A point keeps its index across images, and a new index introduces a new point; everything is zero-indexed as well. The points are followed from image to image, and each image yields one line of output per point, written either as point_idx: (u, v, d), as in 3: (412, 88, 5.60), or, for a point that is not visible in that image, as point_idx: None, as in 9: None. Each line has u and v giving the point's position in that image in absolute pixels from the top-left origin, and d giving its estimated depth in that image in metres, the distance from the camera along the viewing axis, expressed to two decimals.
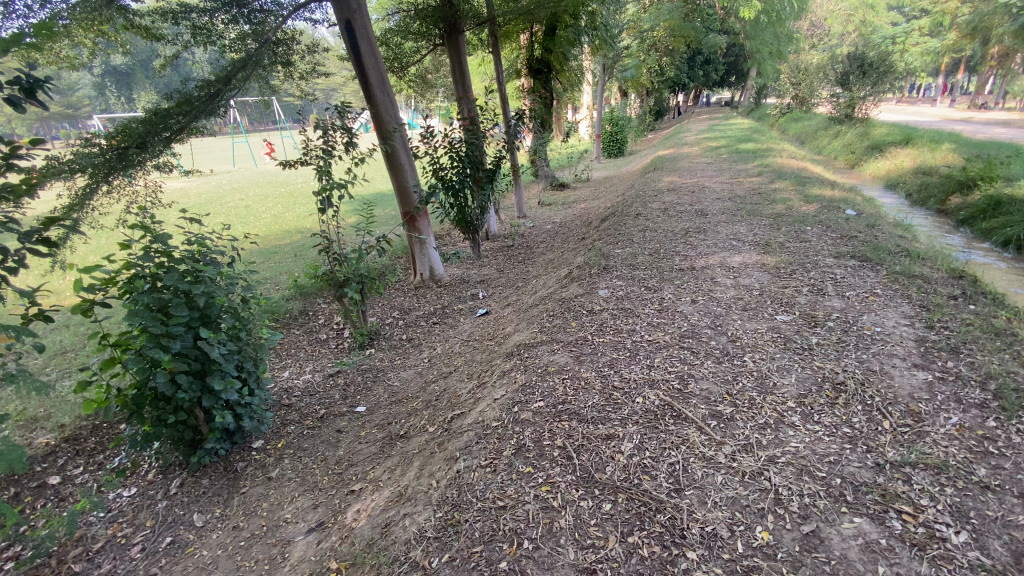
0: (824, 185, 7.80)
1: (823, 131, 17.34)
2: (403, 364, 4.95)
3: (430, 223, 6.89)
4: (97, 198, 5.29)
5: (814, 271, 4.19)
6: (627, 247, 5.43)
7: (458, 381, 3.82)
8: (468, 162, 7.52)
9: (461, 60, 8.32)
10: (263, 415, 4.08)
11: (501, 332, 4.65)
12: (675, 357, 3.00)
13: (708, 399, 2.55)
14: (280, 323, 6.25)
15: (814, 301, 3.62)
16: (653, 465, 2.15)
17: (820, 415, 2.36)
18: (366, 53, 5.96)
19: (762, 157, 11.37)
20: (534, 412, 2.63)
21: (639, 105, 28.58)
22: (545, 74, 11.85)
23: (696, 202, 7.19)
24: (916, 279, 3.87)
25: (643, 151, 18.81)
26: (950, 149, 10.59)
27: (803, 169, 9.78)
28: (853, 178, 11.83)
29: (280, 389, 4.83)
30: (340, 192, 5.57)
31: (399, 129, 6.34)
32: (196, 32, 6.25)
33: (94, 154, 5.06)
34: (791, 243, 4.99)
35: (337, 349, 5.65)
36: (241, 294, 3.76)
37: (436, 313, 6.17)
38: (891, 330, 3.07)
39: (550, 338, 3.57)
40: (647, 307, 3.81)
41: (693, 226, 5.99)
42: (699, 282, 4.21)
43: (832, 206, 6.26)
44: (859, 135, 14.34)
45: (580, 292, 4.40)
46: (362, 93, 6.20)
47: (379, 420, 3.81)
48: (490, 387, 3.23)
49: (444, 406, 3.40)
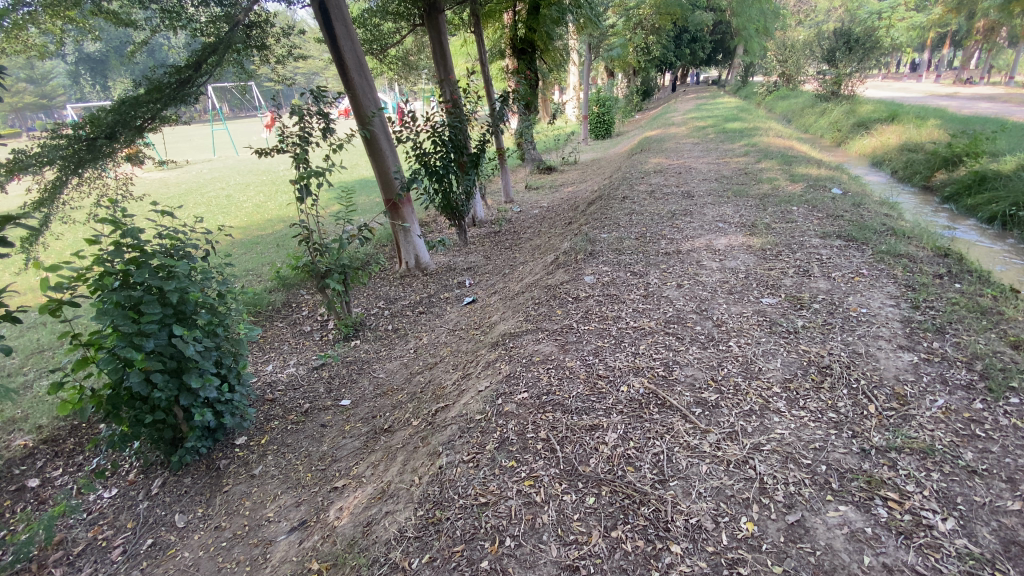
0: (810, 164, 7.76)
1: (810, 109, 17.27)
2: (388, 356, 4.87)
3: (414, 210, 6.77)
4: (68, 191, 5.11)
5: (800, 252, 4.16)
6: (613, 231, 5.37)
7: (443, 372, 3.77)
8: (451, 147, 7.37)
9: (442, 41, 8.10)
10: (245, 411, 4.01)
11: (487, 321, 4.59)
12: (660, 344, 2.96)
13: (693, 386, 2.52)
14: (263, 316, 6.13)
15: (800, 283, 3.59)
16: (637, 456, 2.11)
17: (806, 400, 2.34)
18: (341, 34, 5.76)
19: (749, 136, 11.30)
20: (517, 404, 2.58)
21: (626, 85, 28.27)
22: (530, 54, 11.62)
23: (683, 184, 7.12)
24: (901, 258, 3.85)
25: (630, 133, 18.65)
26: (935, 125, 10.59)
27: (789, 148, 9.73)
28: (839, 156, 11.83)
29: (263, 384, 4.74)
30: (319, 181, 5.42)
31: (377, 113, 6.16)
32: (167, 16, 6.02)
33: (61, 146, 4.87)
34: (777, 224, 4.96)
35: (322, 341, 5.56)
36: (217, 289, 3.66)
37: (423, 302, 6.08)
38: (877, 312, 3.05)
39: (535, 327, 3.51)
40: (633, 292, 3.76)
41: (679, 208, 5.93)
42: (684, 266, 4.17)
43: (819, 186, 6.23)
44: (845, 112, 14.31)
45: (565, 279, 4.34)
46: (339, 76, 6.00)
47: (364, 414, 3.75)
48: (474, 377, 3.18)
49: (428, 398, 3.34)
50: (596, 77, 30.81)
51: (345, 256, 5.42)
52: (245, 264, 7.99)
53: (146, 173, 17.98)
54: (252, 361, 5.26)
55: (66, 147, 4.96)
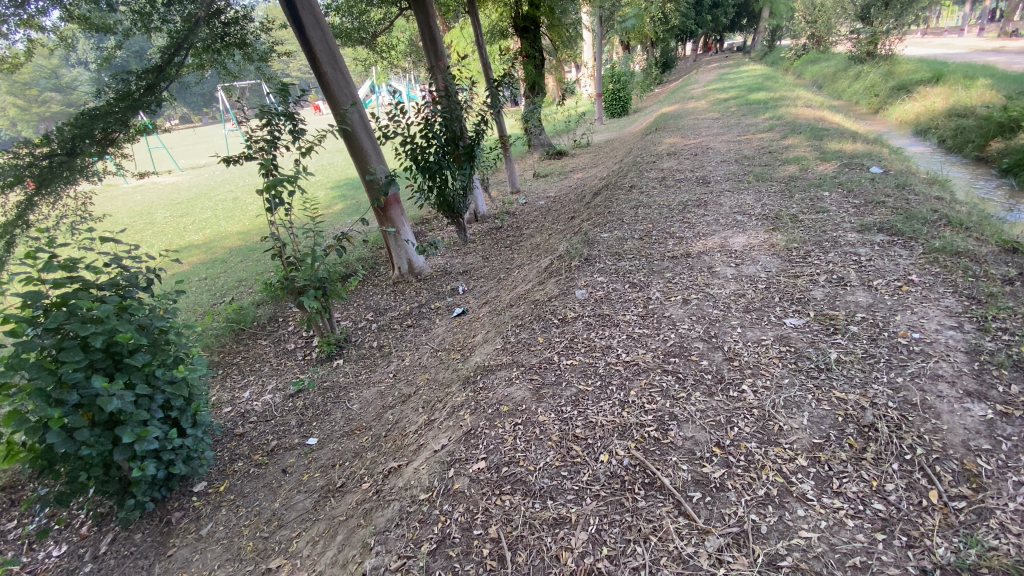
0: (844, 138, 6.89)
1: (843, 73, 15.95)
2: (367, 381, 4.42)
3: (405, 212, 6.22)
4: (35, 214, 4.75)
5: (833, 252, 3.49)
6: (615, 230, 4.75)
7: (411, 411, 3.27)
8: (444, 139, 6.81)
9: (432, 25, 7.48)
10: (203, 454, 3.65)
11: (469, 341, 4.06)
12: (655, 388, 2.38)
13: (691, 455, 1.96)
14: (246, 334, 5.80)
15: (833, 296, 2.94)
16: (609, 572, 1.59)
17: (842, 481, 1.75)
18: (309, 25, 5.23)
19: (774, 108, 10.35)
20: (470, 480, 2.06)
21: (643, 58, 26.96)
22: (533, 32, 10.93)
23: (698, 168, 6.38)
24: (961, 257, 3.13)
25: (647, 109, 17.61)
26: (986, 84, 9.46)
27: (819, 118, 8.79)
28: (878, 125, 10.78)
29: (235, 417, 4.39)
30: (291, 189, 4.96)
31: (354, 107, 5.62)
32: (136, 18, 5.56)
33: (20, 163, 4.50)
34: (806, 215, 4.25)
35: (303, 361, 5.16)
36: (157, 324, 3.27)
37: (412, 314, 5.60)
38: (934, 338, 2.40)
39: (511, 360, 2.96)
40: (628, 312, 3.18)
41: (692, 198, 5.25)
42: (693, 274, 3.54)
43: (854, 164, 5.45)
44: (883, 75, 13.09)
45: (553, 293, 3.78)
46: (312, 72, 5.49)
47: (324, 460, 3.31)
48: (435, 428, 2.68)
49: (388, 450, 2.87)
50: (611, 52, 29.49)
51: (322, 269, 4.96)
52: (239, 276, 7.70)
53: (159, 177, 17.95)
54: (229, 388, 4.92)
55: (26, 166, 4.56)
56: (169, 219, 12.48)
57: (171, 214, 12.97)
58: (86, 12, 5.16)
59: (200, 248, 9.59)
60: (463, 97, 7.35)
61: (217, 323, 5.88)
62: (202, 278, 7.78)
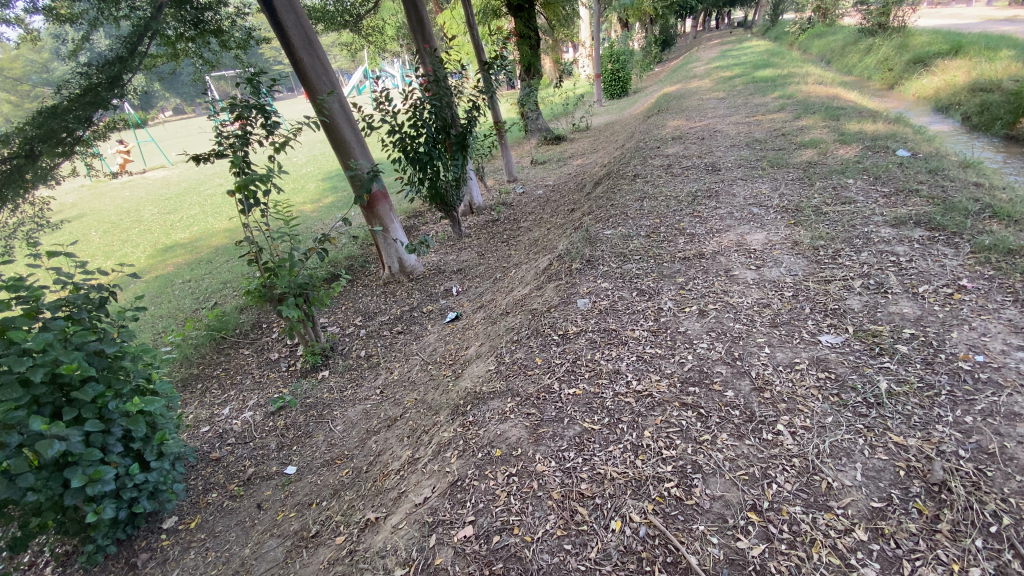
0: (863, 118, 6.42)
1: (852, 47, 15.34)
2: (353, 397, 4.08)
3: (394, 208, 5.79)
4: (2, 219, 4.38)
5: (866, 251, 3.10)
6: (619, 226, 4.36)
7: (396, 441, 2.92)
8: (435, 128, 6.37)
9: (419, 5, 6.96)
10: (171, 487, 3.29)
11: (461, 355, 3.70)
12: (673, 429, 2.02)
13: (723, 523, 1.61)
14: (227, 344, 5.45)
15: (873, 306, 2.56)
16: None
17: (915, 566, 1.41)
18: (281, 6, 4.76)
19: (784, 85, 9.85)
20: (455, 554, 1.72)
21: (644, 36, 26.20)
22: (527, 11, 10.36)
23: (706, 154, 5.94)
24: (1016, 257, 2.75)
25: (649, 89, 17.03)
26: (1009, 56, 8.99)
27: (834, 96, 8.29)
28: (893, 101, 10.31)
29: (212, 439, 4.06)
30: (267, 187, 4.56)
31: (333, 95, 5.17)
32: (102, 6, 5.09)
33: None
34: (831, 206, 3.85)
35: (287, 373, 4.82)
36: (111, 350, 2.90)
37: (403, 318, 5.24)
38: (1002, 363, 2.03)
39: (505, 387, 2.59)
40: (637, 327, 2.81)
41: (703, 188, 4.84)
42: (709, 279, 3.16)
43: (878, 146, 5.03)
44: (896, 48, 12.53)
45: (553, 302, 3.40)
46: (286, 58, 5.04)
47: (303, 497, 2.98)
48: (418, 471, 2.33)
49: (367, 492, 2.52)
50: (609, 30, 28.65)
51: (304, 275, 4.58)
52: (222, 278, 7.32)
53: (149, 173, 17.53)
54: (207, 405, 4.58)
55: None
56: (156, 216, 12.07)
57: (158, 211, 12.56)
58: (49, 2, 4.71)
59: (184, 249, 9.20)
60: (453, 81, 6.88)
61: (197, 332, 5.53)
62: (186, 281, 7.42)
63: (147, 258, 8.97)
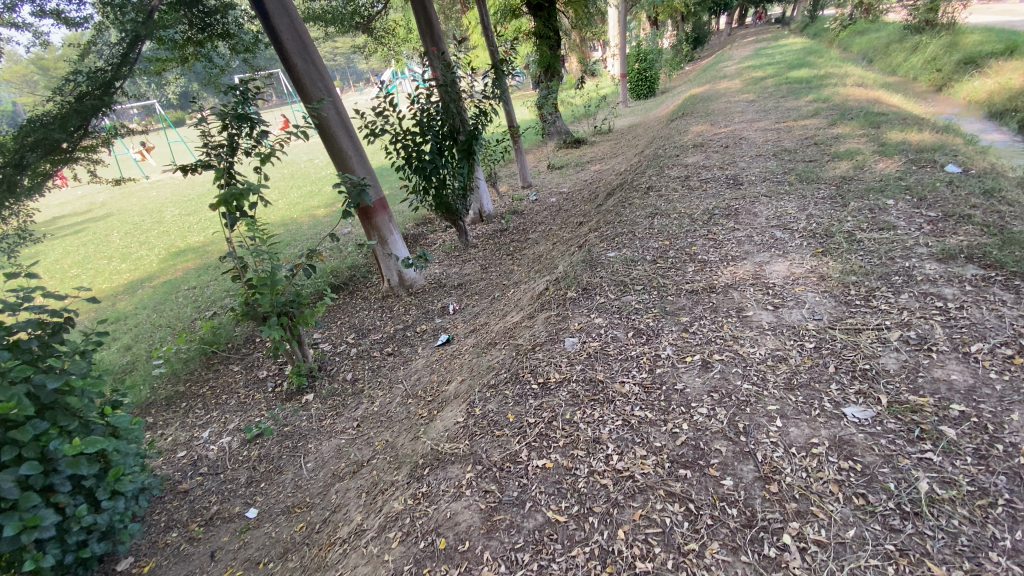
0: (907, 125, 5.81)
1: (897, 44, 14.40)
2: (331, 428, 3.81)
3: (393, 219, 5.51)
4: None
5: (907, 293, 2.63)
6: (626, 248, 3.95)
7: (356, 497, 2.60)
8: (441, 134, 6.05)
9: (428, 5, 6.62)
10: (125, 527, 2.93)
11: (442, 391, 3.38)
12: (653, 530, 1.64)
13: None
14: (217, 359, 5.25)
15: (913, 368, 2.11)
16: None
17: None
18: (274, 11, 4.55)
19: (819, 87, 9.19)
20: None
21: (674, 34, 25.42)
22: (547, 9, 9.86)
23: (729, 164, 5.46)
24: None
25: (677, 89, 16.39)
26: None
27: (875, 100, 7.65)
28: (941, 105, 9.57)
29: (185, 467, 3.83)
30: (253, 200, 4.32)
31: (328, 101, 4.92)
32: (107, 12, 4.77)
33: None
34: (865, 233, 3.37)
35: (272, 393, 4.57)
36: (54, 384, 2.49)
37: (395, 338, 4.95)
38: None
39: (470, 450, 2.25)
40: (628, 378, 2.43)
41: (720, 205, 4.39)
42: (717, 320, 2.74)
43: (923, 160, 4.47)
44: (946, 46, 11.70)
45: (539, 339, 3.04)
46: (280, 64, 4.81)
47: (255, 552, 2.70)
48: (360, 551, 2.01)
49: (311, 566, 2.21)
50: (639, 29, 27.94)
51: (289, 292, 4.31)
52: (225, 286, 7.18)
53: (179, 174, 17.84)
54: (187, 427, 4.37)
55: None
56: (176, 218, 12.18)
57: (180, 213, 12.68)
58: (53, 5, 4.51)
59: (194, 254, 9.16)
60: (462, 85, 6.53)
61: (189, 345, 5.36)
62: (190, 289, 7.32)
63: (159, 262, 8.97)
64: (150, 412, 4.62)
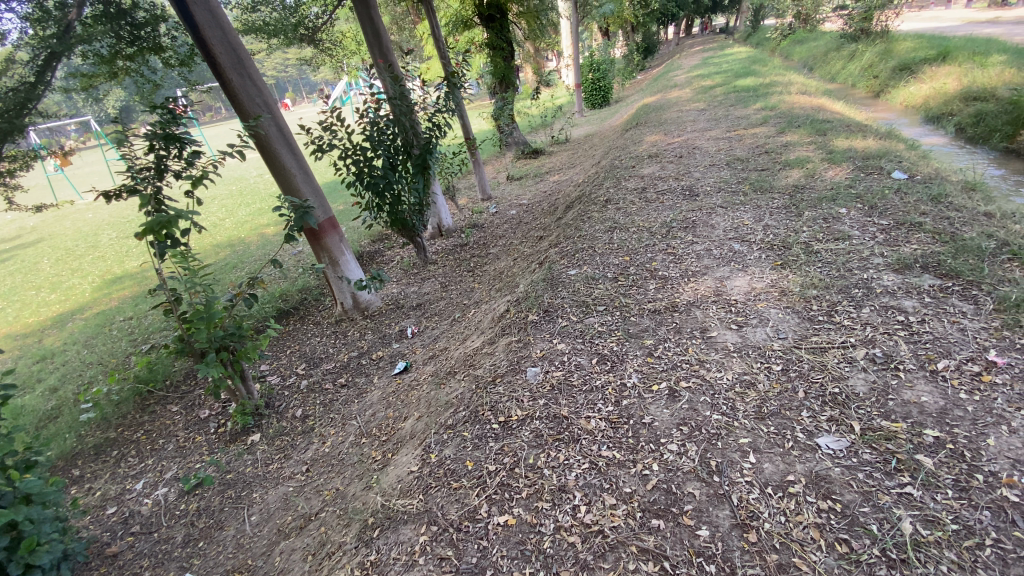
0: (852, 132, 5.98)
1: (835, 53, 15.10)
2: (279, 472, 3.50)
3: (344, 239, 5.22)
4: None
5: (868, 306, 2.60)
6: (586, 265, 3.82)
7: (302, 559, 2.33)
8: (392, 149, 5.82)
9: (375, 16, 6.37)
10: None
11: (399, 428, 3.15)
12: None
13: None
14: (153, 400, 4.82)
15: (882, 390, 2.04)
16: None
17: None
18: (205, 23, 4.23)
19: (766, 95, 9.45)
20: None
21: (625, 45, 25.97)
22: (499, 21, 9.79)
23: (684, 174, 5.46)
24: None
25: (631, 97, 16.67)
26: (1001, 63, 8.94)
27: (819, 107, 7.90)
28: (880, 110, 10.03)
29: (114, 527, 3.42)
30: (185, 227, 3.95)
31: (268, 119, 4.63)
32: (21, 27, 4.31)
33: None
34: (822, 243, 3.36)
35: (214, 435, 4.19)
36: None
37: (349, 367, 4.67)
38: None
39: (426, 505, 2.04)
40: (594, 412, 2.27)
41: (678, 217, 4.34)
42: (682, 342, 2.64)
43: (870, 167, 4.57)
44: (880, 54, 12.32)
45: (500, 369, 2.86)
46: (214, 80, 4.49)
47: None
48: None
49: None
50: (591, 39, 28.40)
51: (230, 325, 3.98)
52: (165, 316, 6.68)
53: None
54: (118, 479, 3.95)
55: None
56: (113, 242, 11.40)
57: (117, 236, 11.87)
58: None
59: (131, 281, 8.55)
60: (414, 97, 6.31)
61: (121, 385, 4.90)
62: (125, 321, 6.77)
63: (92, 291, 8.31)
64: (75, 465, 4.16)
